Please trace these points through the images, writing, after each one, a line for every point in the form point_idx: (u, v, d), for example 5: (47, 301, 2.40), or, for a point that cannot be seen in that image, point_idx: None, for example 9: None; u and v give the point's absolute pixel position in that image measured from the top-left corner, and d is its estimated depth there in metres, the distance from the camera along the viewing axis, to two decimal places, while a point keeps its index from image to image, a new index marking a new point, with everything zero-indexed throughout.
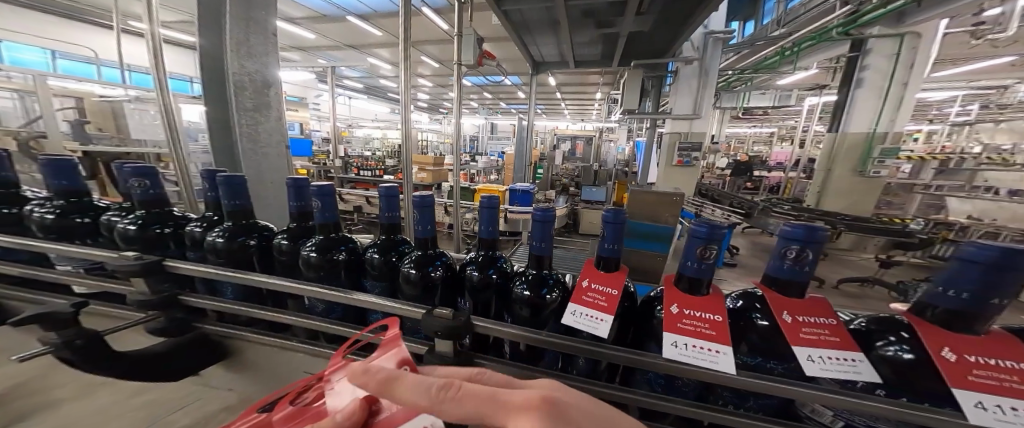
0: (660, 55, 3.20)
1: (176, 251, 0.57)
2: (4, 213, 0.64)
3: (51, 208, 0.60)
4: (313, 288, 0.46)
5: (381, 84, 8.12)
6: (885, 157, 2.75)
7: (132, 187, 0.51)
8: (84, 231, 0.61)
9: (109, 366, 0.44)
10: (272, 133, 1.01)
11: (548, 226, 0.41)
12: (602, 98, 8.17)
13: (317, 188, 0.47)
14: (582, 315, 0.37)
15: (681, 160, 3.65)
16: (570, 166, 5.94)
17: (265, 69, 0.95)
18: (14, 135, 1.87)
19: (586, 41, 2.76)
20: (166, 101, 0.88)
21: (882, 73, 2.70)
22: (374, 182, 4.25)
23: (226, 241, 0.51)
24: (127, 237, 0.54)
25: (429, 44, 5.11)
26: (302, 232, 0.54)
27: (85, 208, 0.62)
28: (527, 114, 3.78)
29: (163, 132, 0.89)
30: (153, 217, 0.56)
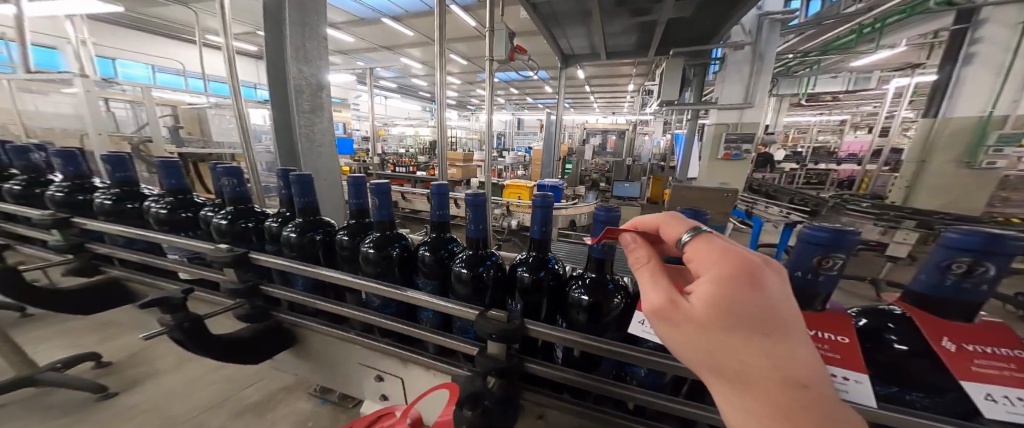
0: (705, 41, 2.99)
1: (257, 244, 0.62)
2: (130, 208, 0.73)
3: (164, 204, 0.67)
4: (371, 284, 0.46)
5: (413, 83, 8.38)
6: (1002, 145, 2.35)
7: (224, 184, 0.58)
8: (188, 224, 0.68)
9: (208, 346, 0.47)
10: (326, 133, 1.07)
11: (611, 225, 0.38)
12: (636, 89, 7.80)
13: (371, 187, 0.46)
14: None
15: (728, 153, 3.40)
16: (601, 161, 5.75)
17: (319, 72, 1.00)
18: (129, 140, 2.29)
19: (619, 31, 2.64)
20: (239, 107, 0.96)
21: (1000, 46, 2.35)
22: (409, 178, 4.40)
23: (298, 236, 0.54)
24: (221, 231, 0.59)
25: (458, 41, 5.17)
26: (361, 228, 0.56)
27: (188, 204, 0.69)
28: (556, 109, 3.70)
29: (239, 135, 0.98)
30: (239, 213, 0.61)
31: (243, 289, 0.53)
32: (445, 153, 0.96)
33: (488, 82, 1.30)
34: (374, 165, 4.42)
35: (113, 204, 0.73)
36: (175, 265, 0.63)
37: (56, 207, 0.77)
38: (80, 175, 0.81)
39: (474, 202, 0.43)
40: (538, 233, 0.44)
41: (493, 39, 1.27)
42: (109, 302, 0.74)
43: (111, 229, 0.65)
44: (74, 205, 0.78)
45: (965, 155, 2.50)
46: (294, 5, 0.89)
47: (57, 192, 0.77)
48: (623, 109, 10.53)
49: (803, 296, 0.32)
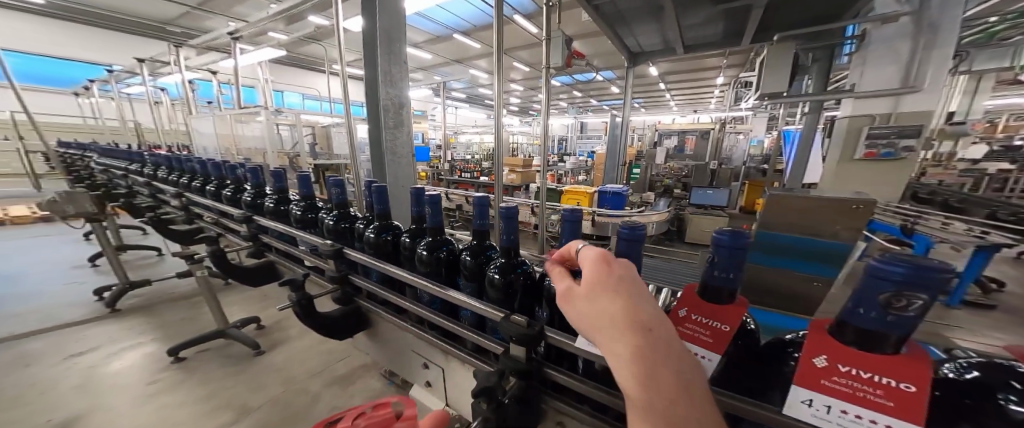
0: (840, 20, 2.52)
1: (351, 240, 0.76)
2: (281, 209, 0.98)
3: (301, 207, 0.89)
4: (423, 282, 0.54)
5: (483, 93, 8.90)
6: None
7: (334, 191, 0.74)
8: (311, 222, 0.88)
9: (315, 322, 0.60)
10: (405, 145, 1.24)
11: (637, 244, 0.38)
12: (727, 82, 6.81)
13: (428, 198, 0.55)
14: (687, 352, 0.34)
15: (873, 153, 2.71)
16: (677, 165, 5.20)
17: (400, 92, 1.16)
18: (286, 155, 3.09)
19: (701, 22, 2.36)
20: (349, 125, 1.20)
21: None
22: (473, 183, 4.71)
23: (376, 236, 0.66)
24: (329, 229, 0.75)
25: (523, 49, 5.32)
26: (419, 232, 0.64)
27: (314, 208, 0.89)
28: (622, 110, 3.51)
29: (347, 150, 1.22)
30: (339, 215, 0.77)
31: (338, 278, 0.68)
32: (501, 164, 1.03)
33: (544, 89, 1.34)
34: (447, 171, 4.88)
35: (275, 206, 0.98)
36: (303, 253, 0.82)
37: (247, 208, 1.08)
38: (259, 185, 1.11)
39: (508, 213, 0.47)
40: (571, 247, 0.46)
41: (550, 48, 1.29)
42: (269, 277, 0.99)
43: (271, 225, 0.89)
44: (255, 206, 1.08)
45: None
46: (382, 37, 1.06)
47: (249, 196, 1.09)
48: (711, 105, 9.30)
49: (869, 337, 0.27)
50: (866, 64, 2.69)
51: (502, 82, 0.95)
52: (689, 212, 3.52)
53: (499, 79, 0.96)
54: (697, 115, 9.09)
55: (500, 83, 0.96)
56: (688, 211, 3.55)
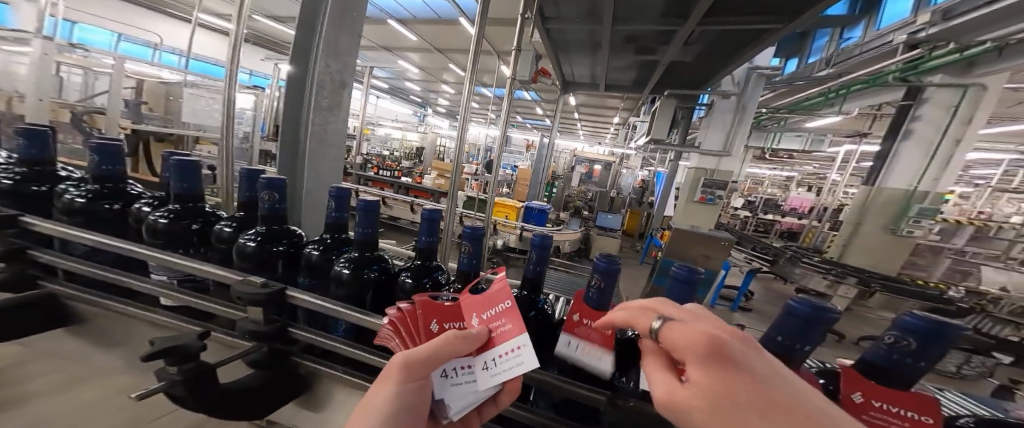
0: (696, 87, 3.23)
1: (284, 275, 0.40)
2: (34, 191, 0.49)
3: (83, 190, 0.44)
4: None
5: (406, 86, 8.29)
6: (920, 218, 2.61)
7: (259, 199, 0.39)
8: (112, 225, 0.46)
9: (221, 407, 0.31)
10: (337, 134, 1.05)
11: (689, 288, 0.31)
12: (620, 123, 8.19)
13: (421, 214, 0.36)
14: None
15: (703, 196, 3.60)
16: (584, 189, 5.87)
17: (346, 69, 1.01)
18: (73, 109, 1.99)
19: (622, 66, 2.76)
20: (230, 93, 0.83)
21: (934, 125, 2.54)
22: (390, 183, 4.19)
23: (352, 274, 0.37)
24: (243, 256, 0.37)
25: (459, 53, 5.17)
26: (425, 271, 0.39)
27: (122, 194, 0.47)
28: (549, 132, 3.77)
29: (219, 123, 0.84)
30: (192, 213, 0.41)
31: (268, 331, 0.34)
32: (459, 174, 0.94)
33: (507, 101, 1.26)
34: (357, 165, 4.20)
35: (85, 202, 0.43)
36: (153, 288, 0.39)
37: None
38: (43, 159, 0.49)
39: (540, 241, 0.38)
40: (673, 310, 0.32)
41: (519, 58, 1.23)
42: (26, 322, 0.47)
43: (44, 229, 0.40)
44: (22, 196, 0.49)
45: (890, 223, 2.79)
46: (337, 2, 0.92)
47: None
48: (606, 141, 10.99)
49: None
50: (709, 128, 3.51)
51: (473, 83, 0.89)
52: (594, 232, 3.96)
53: (468, 87, 0.90)
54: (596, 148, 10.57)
55: (471, 84, 0.89)
56: (593, 231, 3.99)
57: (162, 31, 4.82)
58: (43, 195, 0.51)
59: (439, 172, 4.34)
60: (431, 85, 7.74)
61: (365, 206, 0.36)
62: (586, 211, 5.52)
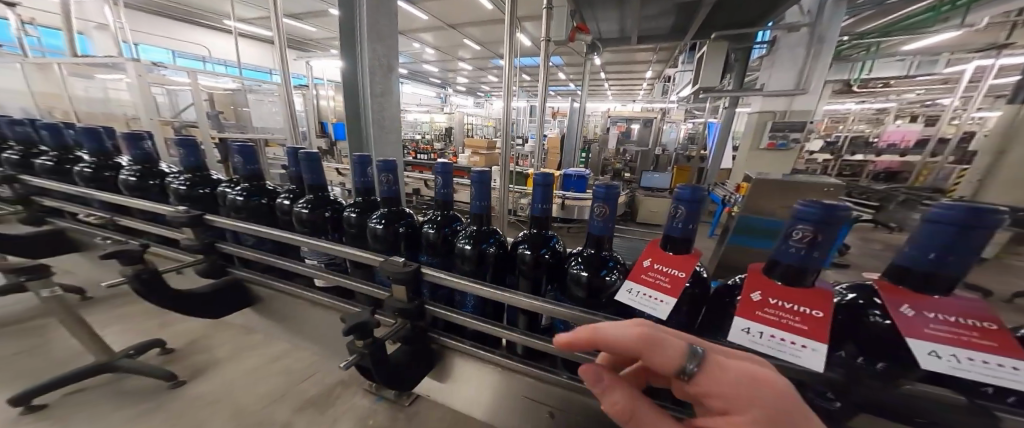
0: (751, 24, 2.84)
1: (410, 254, 0.45)
2: (202, 193, 0.57)
3: (239, 189, 0.52)
4: (599, 321, 0.34)
5: (425, 69, 8.27)
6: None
7: (379, 182, 0.42)
8: (267, 215, 0.53)
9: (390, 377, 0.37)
10: (393, 119, 1.09)
11: (969, 232, 0.23)
12: (656, 77, 7.49)
13: (536, 177, 0.37)
14: (985, 363, 0.23)
15: (773, 142, 3.32)
16: (623, 151, 5.62)
17: (389, 51, 1.01)
18: (173, 124, 2.32)
19: (658, 13, 2.50)
20: (291, 95, 0.89)
21: None
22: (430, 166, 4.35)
23: (472, 249, 0.40)
24: (375, 237, 0.43)
25: (473, 26, 5.00)
26: (540, 240, 0.41)
27: (265, 189, 0.53)
28: (580, 96, 3.60)
29: (288, 126, 0.92)
30: (322, 201, 0.47)
31: (411, 308, 0.41)
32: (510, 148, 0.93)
33: (543, 65, 1.20)
34: None
35: (243, 199, 0.51)
36: (308, 270, 0.49)
37: (177, 202, 0.57)
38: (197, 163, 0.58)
39: (690, 196, 0.28)
40: (922, 261, 0.26)
41: (553, 17, 1.16)
42: (215, 302, 0.56)
43: (227, 225, 0.49)
44: (194, 196, 0.57)
45: None
46: None
47: (128, 176, 0.66)
48: (639, 97, 10.23)
49: None
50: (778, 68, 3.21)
51: (517, 51, 0.85)
52: (639, 194, 3.84)
53: (508, 55, 0.87)
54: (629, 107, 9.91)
55: (516, 52, 0.85)
56: (638, 193, 3.87)
57: (209, 45, 5.24)
58: (210, 196, 0.58)
59: (474, 150, 4.37)
60: (453, 64, 7.64)
61: (477, 179, 0.38)
62: (626, 174, 5.32)
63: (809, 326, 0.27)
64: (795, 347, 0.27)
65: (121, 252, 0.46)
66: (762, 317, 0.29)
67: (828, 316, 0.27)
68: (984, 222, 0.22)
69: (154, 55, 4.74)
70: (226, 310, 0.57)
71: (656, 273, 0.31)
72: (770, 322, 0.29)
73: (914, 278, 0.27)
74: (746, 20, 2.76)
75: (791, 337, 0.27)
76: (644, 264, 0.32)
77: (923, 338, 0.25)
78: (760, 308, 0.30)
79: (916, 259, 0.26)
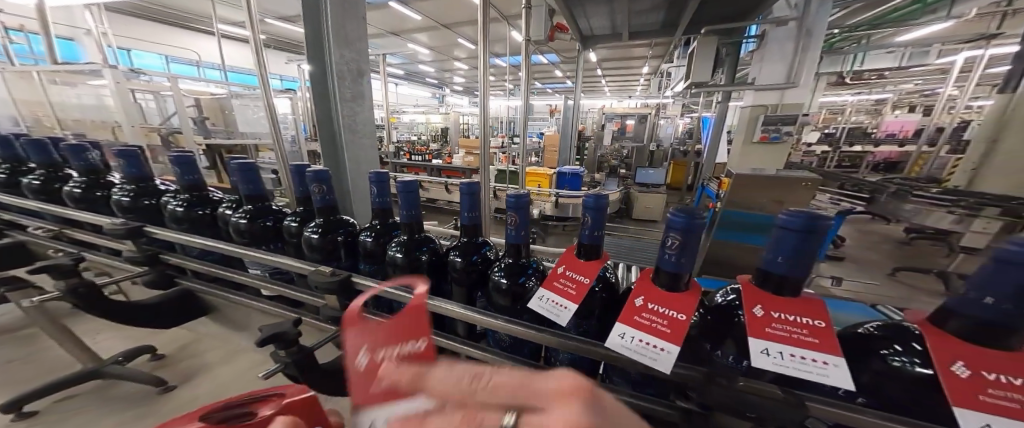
0: (739, 18, 2.82)
1: (348, 263, 0.45)
2: (147, 204, 0.57)
3: (179, 200, 0.52)
4: (515, 329, 0.34)
5: (421, 69, 8.25)
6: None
7: (312, 192, 0.42)
8: (210, 226, 0.53)
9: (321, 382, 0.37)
10: (366, 122, 1.09)
11: (811, 237, 0.24)
12: (652, 72, 7.46)
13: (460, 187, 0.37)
14: (794, 358, 0.25)
15: (765, 136, 3.31)
16: (620, 147, 5.62)
17: (359, 55, 1.02)
18: (158, 131, 2.31)
19: (646, 8, 2.48)
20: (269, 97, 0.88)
21: None
22: (426, 167, 4.36)
23: (405, 257, 0.40)
24: (313, 246, 0.43)
25: (466, 25, 4.98)
26: (472, 247, 0.41)
27: (209, 199, 0.54)
28: (574, 94, 3.59)
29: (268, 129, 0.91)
30: (260, 211, 0.47)
31: (345, 316, 0.40)
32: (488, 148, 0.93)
33: (524, 66, 1.21)
34: (391, 153, 4.31)
35: (184, 210, 0.51)
36: (249, 279, 0.49)
37: (123, 214, 0.58)
38: (143, 174, 0.58)
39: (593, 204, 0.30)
40: (774, 265, 0.27)
41: (531, 17, 1.16)
42: (163, 311, 0.55)
43: (169, 236, 0.50)
44: (138, 207, 0.57)
45: None
46: None
47: (74, 187, 0.67)
48: (637, 93, 10.21)
49: None
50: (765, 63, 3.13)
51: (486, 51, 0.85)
52: (635, 191, 3.84)
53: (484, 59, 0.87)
54: (627, 103, 9.89)
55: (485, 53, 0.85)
56: (633, 190, 3.87)
57: (201, 49, 5.23)
58: (153, 206, 0.58)
59: (468, 150, 4.37)
60: (448, 64, 7.62)
61: (401, 188, 0.38)
62: (623, 170, 5.31)
63: (671, 328, 0.28)
64: (655, 351, 0.28)
65: (55, 267, 0.47)
66: (636, 322, 0.30)
67: (687, 319, 0.28)
68: (821, 227, 0.23)
69: (147, 61, 4.75)
70: (175, 318, 0.56)
71: (565, 279, 0.33)
72: (638, 326, 0.29)
73: (771, 281, 0.29)
74: (735, 15, 2.75)
75: (653, 341, 0.28)
76: (558, 269, 0.34)
77: (759, 337, 0.27)
78: (637, 314, 0.30)
79: (770, 263, 0.27)
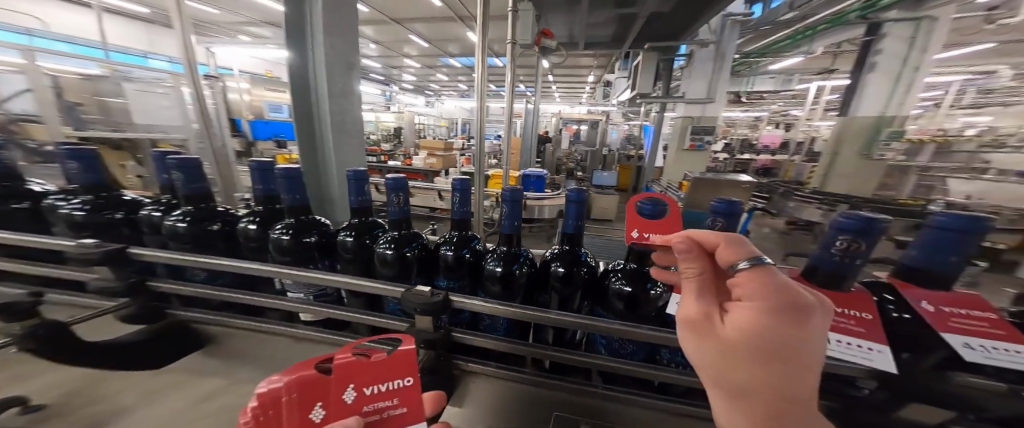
0: (674, 37, 3.19)
1: (421, 279, 0.42)
2: (111, 220, 0.50)
3: (178, 214, 0.44)
4: (652, 335, 0.33)
5: (365, 65, 7.71)
6: (890, 140, 2.99)
7: (392, 201, 0.39)
8: (220, 244, 0.46)
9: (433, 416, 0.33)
10: (356, 123, 0.98)
11: (967, 237, 0.28)
12: (598, 81, 7.97)
13: (569, 194, 0.36)
14: (998, 350, 0.28)
15: (692, 144, 3.82)
16: (574, 151, 5.92)
17: (349, 47, 0.91)
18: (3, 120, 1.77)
19: (600, 21, 2.69)
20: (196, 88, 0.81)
21: (897, 57, 3.01)
22: (380, 168, 4.12)
23: (504, 269, 0.39)
24: (386, 263, 0.38)
25: (417, 22, 4.79)
26: (570, 257, 0.41)
27: (214, 213, 0.46)
28: (534, 97, 3.68)
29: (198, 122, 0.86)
30: (307, 225, 0.42)
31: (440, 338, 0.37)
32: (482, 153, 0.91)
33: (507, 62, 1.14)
34: None
35: (189, 225, 0.43)
36: (290, 304, 0.42)
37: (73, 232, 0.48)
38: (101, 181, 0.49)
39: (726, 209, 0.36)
40: (938, 262, 0.31)
41: (517, 20, 1.14)
42: (161, 347, 0.48)
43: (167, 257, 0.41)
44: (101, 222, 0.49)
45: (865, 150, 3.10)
46: None
47: None
48: (583, 100, 10.86)
49: None
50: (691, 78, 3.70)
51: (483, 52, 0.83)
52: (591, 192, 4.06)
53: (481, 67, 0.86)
54: (575, 109, 10.46)
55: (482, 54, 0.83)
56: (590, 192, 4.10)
57: (66, 21, 4.16)
58: (119, 221, 0.51)
59: (429, 151, 4.21)
60: (397, 60, 7.26)
61: (508, 196, 0.36)
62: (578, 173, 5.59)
63: (862, 327, 0.31)
64: (865, 351, 0.30)
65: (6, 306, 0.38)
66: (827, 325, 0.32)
67: (876, 318, 0.32)
68: (979, 227, 0.27)
69: None
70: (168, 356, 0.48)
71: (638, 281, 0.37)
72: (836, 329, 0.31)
73: (925, 277, 0.33)
74: (672, 34, 3.08)
75: (865, 343, 0.30)
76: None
77: (960, 333, 0.28)
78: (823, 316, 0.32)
79: (931, 261, 0.32)
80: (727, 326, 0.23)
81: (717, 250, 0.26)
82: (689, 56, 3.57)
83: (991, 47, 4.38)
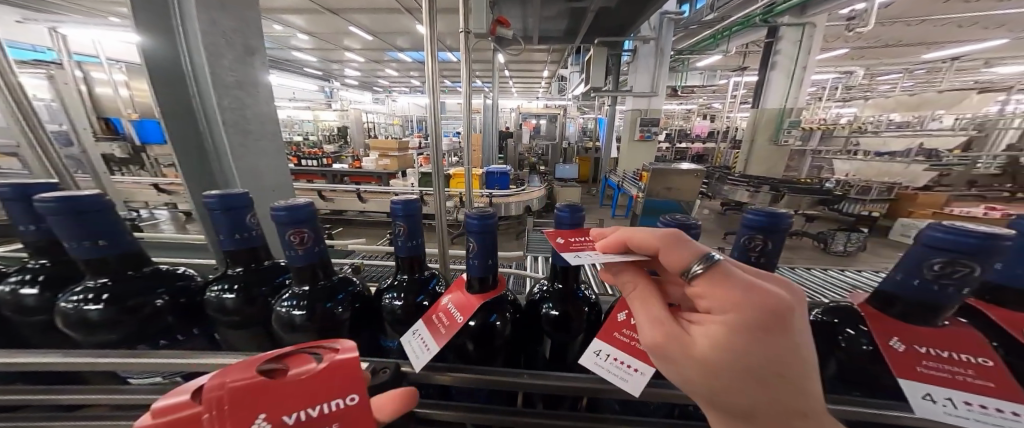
0: (619, 33, 3.30)
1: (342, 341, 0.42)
2: None
3: None
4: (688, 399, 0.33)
5: (298, 58, 6.94)
6: (791, 129, 3.63)
7: (292, 243, 0.37)
8: None
9: None
10: (264, 121, 0.72)
11: None
12: (549, 77, 8.08)
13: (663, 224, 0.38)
14: None
15: (642, 135, 4.03)
16: (535, 146, 5.98)
17: (245, 25, 0.66)
18: None
19: (550, 13, 2.71)
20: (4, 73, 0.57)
21: (789, 57, 3.46)
22: (324, 173, 3.77)
23: (413, 313, 0.42)
24: (295, 327, 0.40)
25: (358, 13, 4.35)
26: (559, 294, 0.44)
27: None
28: (491, 93, 3.44)
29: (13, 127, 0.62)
30: (138, 289, 0.45)
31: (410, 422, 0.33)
32: (438, 152, 0.79)
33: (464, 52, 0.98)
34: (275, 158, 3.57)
35: None
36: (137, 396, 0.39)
37: None
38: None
39: (759, 224, 0.34)
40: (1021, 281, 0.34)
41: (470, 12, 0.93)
42: None
43: None
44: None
45: (772, 136, 3.78)
46: None
47: None
48: (538, 95, 11.01)
49: None
50: (637, 73, 3.88)
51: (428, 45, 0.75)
52: (555, 186, 4.10)
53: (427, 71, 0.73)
54: (531, 104, 10.55)
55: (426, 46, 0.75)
56: (554, 186, 4.13)
57: None
58: None
59: (382, 152, 3.90)
60: (336, 54, 6.66)
61: (473, 227, 0.36)
62: (540, 167, 5.62)
63: (988, 379, 0.28)
64: (1005, 416, 0.26)
65: None
66: (922, 374, 0.29)
67: (1001, 364, 0.29)
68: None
69: None
70: None
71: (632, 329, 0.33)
72: (946, 383, 0.28)
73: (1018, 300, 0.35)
74: (617, 29, 3.17)
75: (990, 402, 0.27)
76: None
77: None
78: (918, 364, 0.30)
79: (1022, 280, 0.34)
80: (689, 334, 0.26)
81: (662, 256, 0.28)
82: (634, 51, 3.72)
83: (856, 49, 5.33)
